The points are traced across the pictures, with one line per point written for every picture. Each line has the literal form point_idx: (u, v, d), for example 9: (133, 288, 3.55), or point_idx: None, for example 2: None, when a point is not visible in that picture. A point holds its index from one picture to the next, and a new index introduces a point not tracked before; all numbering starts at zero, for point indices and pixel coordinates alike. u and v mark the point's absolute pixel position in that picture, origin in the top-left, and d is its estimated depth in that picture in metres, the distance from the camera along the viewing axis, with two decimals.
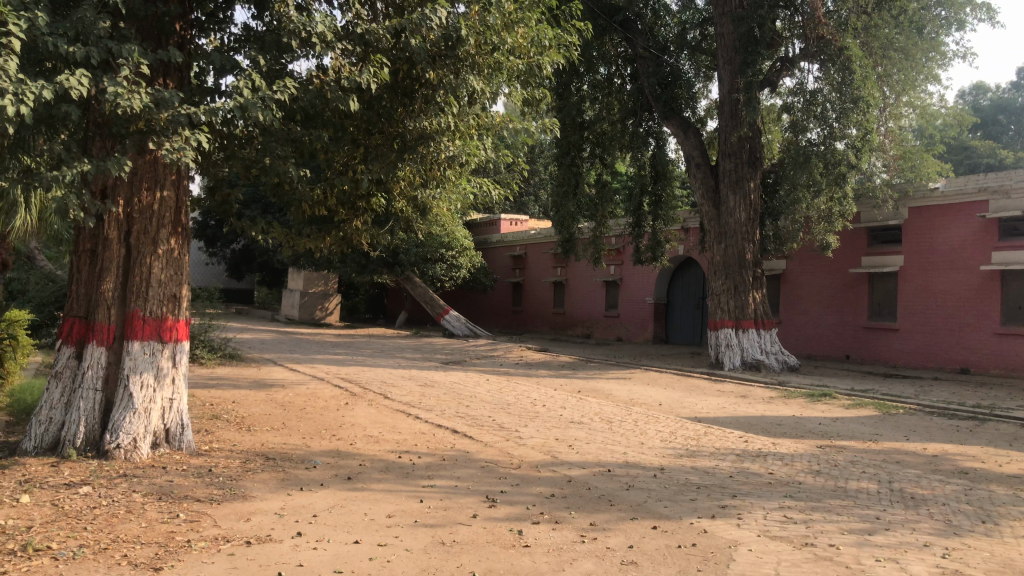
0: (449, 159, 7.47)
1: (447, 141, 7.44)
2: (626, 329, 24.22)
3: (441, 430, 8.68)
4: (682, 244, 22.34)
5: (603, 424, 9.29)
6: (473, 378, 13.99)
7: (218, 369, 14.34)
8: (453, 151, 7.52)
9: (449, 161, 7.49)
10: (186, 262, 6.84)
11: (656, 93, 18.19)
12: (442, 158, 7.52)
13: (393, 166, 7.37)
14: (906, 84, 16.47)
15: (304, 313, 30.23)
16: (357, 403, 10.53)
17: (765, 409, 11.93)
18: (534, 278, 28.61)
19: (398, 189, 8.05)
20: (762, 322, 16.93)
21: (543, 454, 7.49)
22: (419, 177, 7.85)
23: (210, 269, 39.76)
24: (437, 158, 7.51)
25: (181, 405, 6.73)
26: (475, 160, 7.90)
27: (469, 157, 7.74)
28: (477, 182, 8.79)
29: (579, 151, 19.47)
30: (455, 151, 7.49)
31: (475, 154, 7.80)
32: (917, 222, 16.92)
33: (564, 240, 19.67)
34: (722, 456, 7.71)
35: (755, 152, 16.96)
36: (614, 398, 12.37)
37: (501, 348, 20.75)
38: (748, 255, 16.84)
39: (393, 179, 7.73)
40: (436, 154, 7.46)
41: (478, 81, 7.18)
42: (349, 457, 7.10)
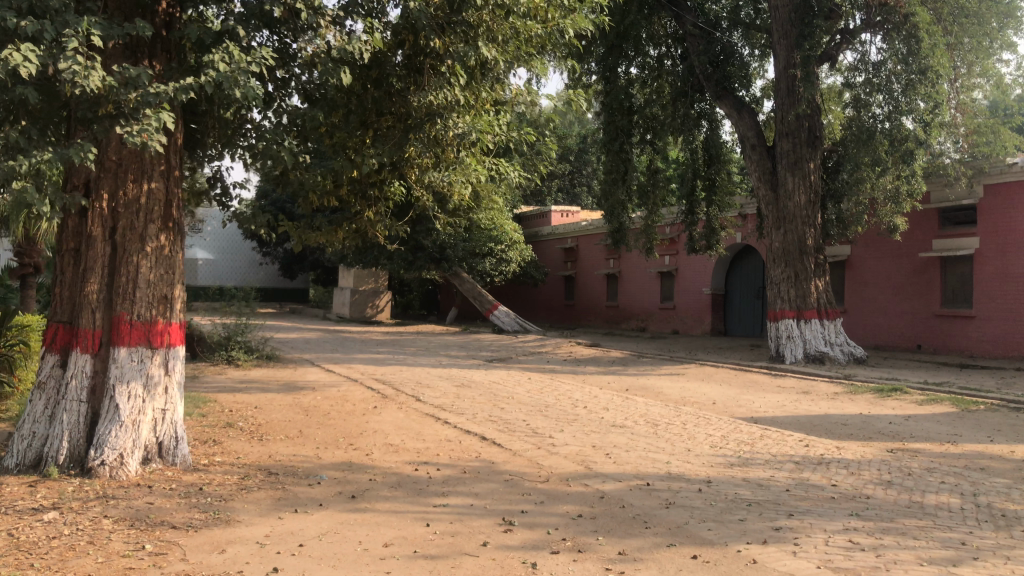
0: (457, 137, 6.76)
1: (457, 118, 6.83)
2: (682, 322, 23.26)
3: (469, 437, 8.00)
4: (739, 231, 21.29)
5: (647, 428, 8.51)
6: (515, 377, 13.30)
7: (254, 371, 13.93)
8: (462, 128, 6.83)
9: (457, 139, 6.77)
10: (180, 260, 6.26)
11: (708, 73, 17.24)
12: (450, 136, 6.83)
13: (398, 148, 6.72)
14: (979, 55, 15.15)
15: (354, 311, 29.90)
16: (386, 407, 9.92)
17: (828, 406, 10.95)
18: (587, 270, 27.79)
19: (413, 175, 7.43)
20: (825, 312, 15.90)
21: (576, 465, 6.75)
22: (432, 159, 7.21)
23: (265, 269, 39.86)
24: (444, 135, 6.84)
25: (176, 416, 6.20)
26: (490, 139, 7.26)
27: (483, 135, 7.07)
28: (502, 166, 8.09)
29: (628, 136, 18.55)
30: (465, 128, 6.80)
31: (489, 131, 7.17)
32: (992, 201, 15.68)
33: (613, 230, 18.81)
34: (779, 464, 6.86)
35: (814, 130, 15.97)
36: (663, 397, 11.54)
37: (549, 343, 20.03)
38: (810, 240, 15.79)
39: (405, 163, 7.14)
40: (442, 130, 6.78)
41: (490, 49, 6.57)
42: (360, 471, 6.48)
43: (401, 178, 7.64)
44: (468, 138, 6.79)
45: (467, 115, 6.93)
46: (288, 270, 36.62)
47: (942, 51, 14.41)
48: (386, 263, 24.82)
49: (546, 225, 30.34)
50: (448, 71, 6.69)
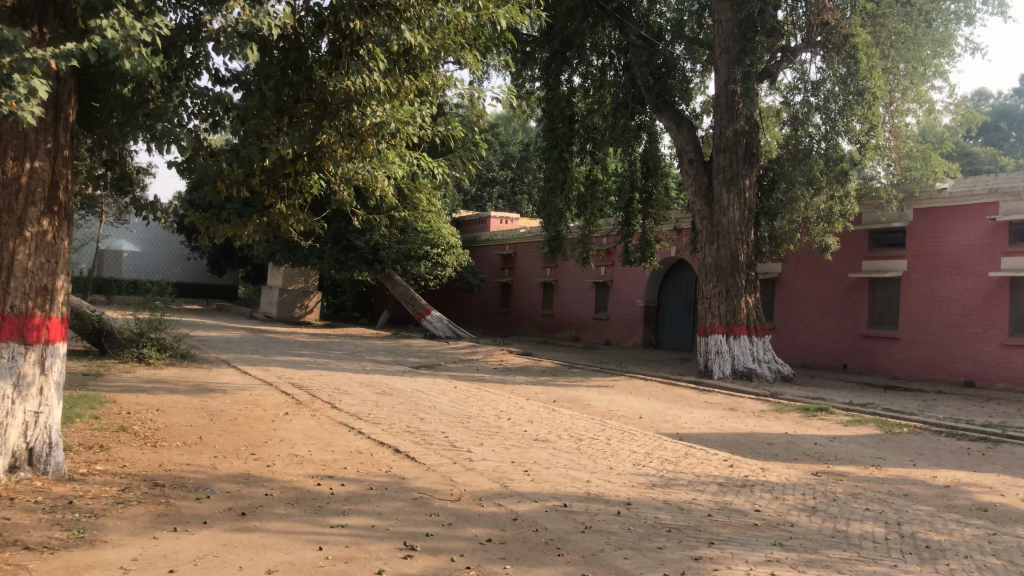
0: (376, 128, 6.58)
1: (376, 106, 6.64)
2: (615, 333, 23.10)
3: (381, 449, 7.56)
4: (674, 245, 21.23)
5: (570, 443, 8.19)
6: (440, 384, 12.87)
7: (165, 370, 13.22)
8: (381, 118, 6.63)
9: (375, 130, 6.59)
10: (63, 248, 5.71)
11: (649, 85, 17.09)
12: (368, 126, 6.63)
13: (312, 134, 6.32)
14: (914, 81, 15.31)
15: (282, 311, 29.06)
16: (299, 414, 9.40)
17: (755, 424, 10.79)
18: (523, 278, 27.50)
19: (331, 168, 7.05)
20: (755, 329, 15.85)
21: (491, 482, 6.36)
22: (348, 151, 6.85)
23: (193, 264, 38.51)
24: (362, 126, 6.63)
25: (51, 421, 5.65)
26: (410, 132, 6.99)
27: (403, 127, 6.83)
28: (423, 162, 7.84)
29: (567, 145, 18.28)
30: (383, 117, 6.61)
31: (409, 124, 6.92)
32: (922, 225, 15.86)
33: (549, 239, 18.52)
34: (702, 486, 6.58)
35: (751, 147, 15.91)
36: (590, 410, 11.24)
37: (480, 351, 19.65)
38: (742, 256, 15.71)
39: (320, 152, 6.75)
40: (361, 119, 6.56)
41: (414, 36, 6.40)
42: (257, 484, 6.00)
43: (320, 171, 7.26)
44: (387, 129, 6.61)
45: (387, 105, 6.73)
46: (216, 265, 35.46)
47: (879, 73, 14.47)
48: (316, 263, 24.12)
49: (484, 231, 29.97)
50: (367, 55, 6.44)
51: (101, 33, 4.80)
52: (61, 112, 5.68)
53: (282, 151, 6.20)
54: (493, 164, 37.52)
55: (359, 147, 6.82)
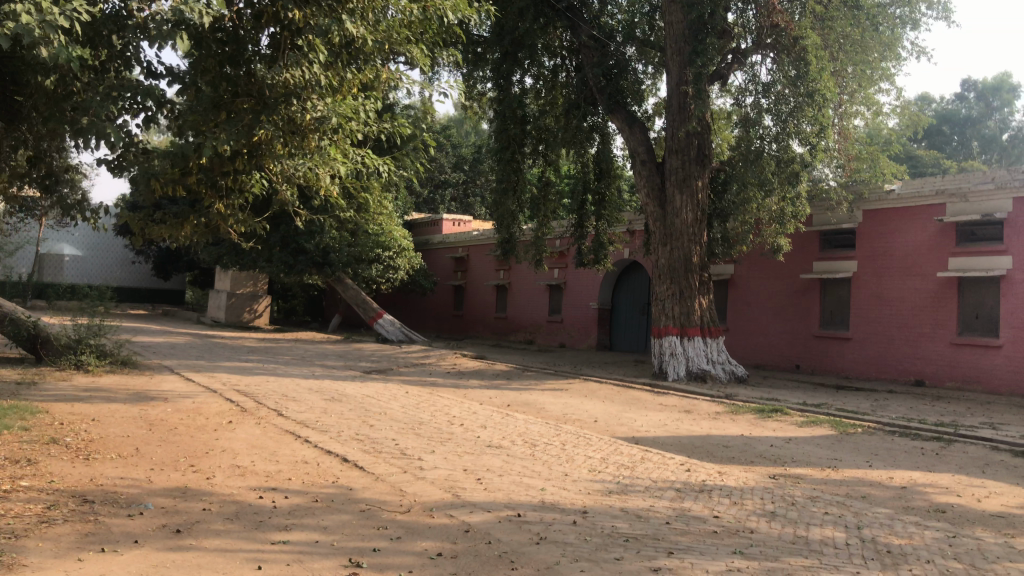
0: (316, 122, 6.46)
1: (316, 100, 6.54)
2: (569, 336, 23.00)
3: (329, 458, 7.27)
4: (627, 247, 21.19)
5: (524, 449, 7.98)
6: (391, 390, 12.58)
7: (104, 378, 12.71)
8: (321, 112, 6.52)
9: (316, 124, 6.47)
10: None
11: (600, 85, 16.98)
12: (308, 120, 6.50)
13: (249, 129, 6.15)
14: (862, 85, 15.45)
15: (231, 315, 28.43)
16: (243, 422, 9.05)
17: (710, 426, 10.71)
18: (476, 281, 27.28)
19: (272, 166, 6.83)
20: (708, 330, 15.83)
21: (442, 492, 6.12)
22: (288, 147, 6.67)
23: (137, 268, 37.51)
24: (302, 120, 6.49)
25: None
26: (352, 126, 6.88)
27: (345, 121, 6.72)
28: (366, 160, 7.72)
29: (520, 146, 18.10)
30: (324, 110, 6.50)
31: (350, 118, 6.81)
32: (870, 226, 16.02)
33: (502, 241, 18.31)
34: (659, 492, 6.43)
35: (703, 148, 15.87)
36: (545, 414, 11.05)
37: (433, 355, 19.37)
38: (695, 258, 15.71)
39: (260, 149, 6.53)
40: (301, 113, 6.43)
41: (356, 27, 6.39)
42: (195, 498, 5.68)
43: (260, 169, 7.04)
44: (328, 123, 6.50)
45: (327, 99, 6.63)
46: (162, 269, 34.58)
47: (828, 75, 14.57)
48: (265, 266, 23.62)
49: (436, 233, 29.67)
50: (307, 46, 6.37)
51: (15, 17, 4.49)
52: None
53: (218, 146, 6.01)
54: (445, 166, 37.26)
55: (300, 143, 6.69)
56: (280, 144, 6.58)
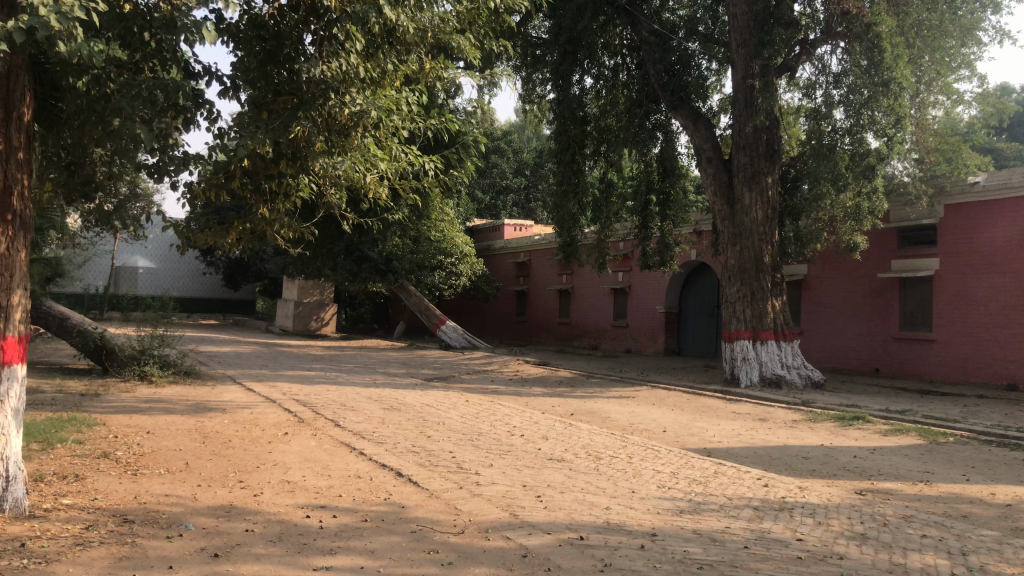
0: (354, 116, 6.24)
1: (353, 93, 6.38)
2: (636, 341, 22.42)
3: (383, 473, 6.95)
4: (694, 248, 20.49)
5: (589, 462, 7.52)
6: (452, 398, 12.25)
7: (166, 389, 12.66)
8: (359, 106, 6.31)
9: (355, 118, 6.26)
10: (19, 260, 5.17)
11: (662, 82, 16.41)
12: (346, 115, 6.30)
13: (285, 127, 6.03)
14: (940, 72, 14.49)
15: (297, 324, 28.60)
16: (298, 434, 8.80)
17: (788, 436, 10.08)
18: (539, 286, 26.87)
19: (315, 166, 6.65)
20: (782, 333, 15.12)
21: (499, 511, 5.72)
22: (328, 145, 6.48)
23: (207, 280, 38.10)
24: (339, 114, 6.29)
25: (9, 452, 5.07)
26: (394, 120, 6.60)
27: (385, 115, 6.49)
28: (412, 157, 7.46)
29: (580, 147, 17.65)
30: (362, 104, 6.29)
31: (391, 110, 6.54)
32: (952, 221, 15.12)
33: (564, 244, 17.85)
34: (735, 512, 5.92)
35: (773, 143, 15.20)
36: (610, 423, 10.57)
37: (496, 361, 19.02)
38: (766, 258, 15.03)
39: (300, 148, 6.37)
40: (338, 108, 6.24)
41: (393, 13, 6.10)
42: (238, 518, 5.38)
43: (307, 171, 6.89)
44: (366, 117, 6.28)
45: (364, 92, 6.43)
46: (230, 280, 35.06)
47: (905, 63, 13.79)
48: (330, 275, 23.48)
49: (498, 239, 29.37)
50: (343, 35, 6.16)
51: (31, 12, 4.34)
52: (13, 109, 5.15)
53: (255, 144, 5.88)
54: (507, 171, 37.03)
55: (341, 138, 6.49)
56: (319, 141, 6.37)
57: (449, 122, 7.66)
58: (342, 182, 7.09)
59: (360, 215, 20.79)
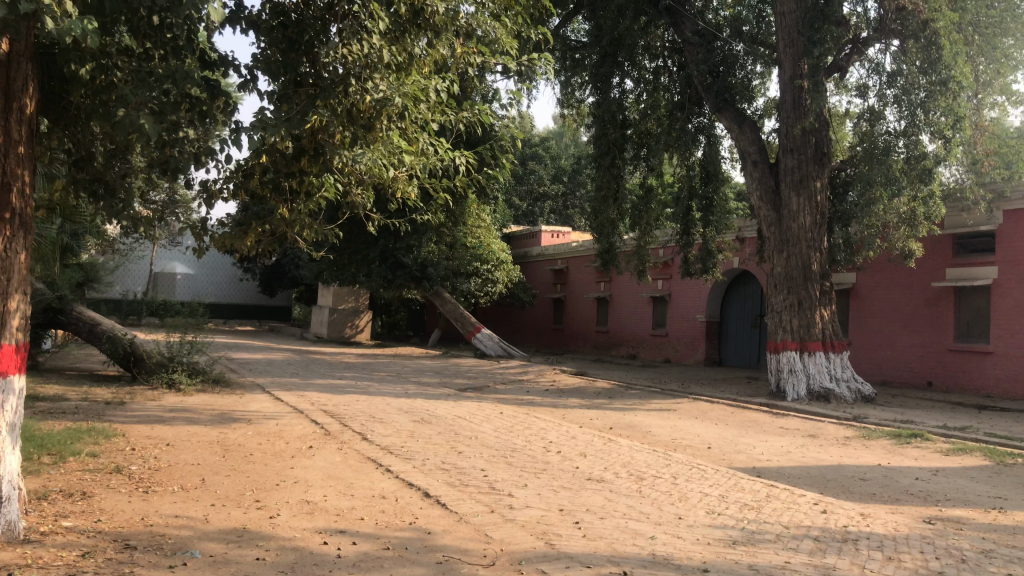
0: (377, 104, 5.88)
1: (377, 80, 6.07)
2: (675, 350, 21.79)
3: (409, 493, 6.49)
4: (737, 256, 19.82)
5: (631, 484, 6.99)
6: (485, 410, 11.80)
7: (194, 397, 12.36)
8: (383, 94, 5.94)
9: (378, 106, 5.89)
10: (19, 262, 4.79)
11: (706, 84, 15.77)
12: (368, 103, 5.96)
13: (303, 116, 5.67)
14: (1000, 71, 13.73)
15: (332, 331, 28.36)
16: (324, 447, 8.38)
17: (842, 455, 9.45)
18: (576, 293, 26.35)
19: (337, 159, 6.26)
20: (831, 344, 14.44)
21: (533, 540, 5.22)
22: (350, 134, 6.10)
23: (245, 286, 38.17)
24: (361, 103, 5.97)
25: (4, 471, 4.71)
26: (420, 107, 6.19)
27: (410, 104, 6.11)
28: (441, 153, 7.08)
29: (620, 151, 17.12)
30: (386, 91, 5.93)
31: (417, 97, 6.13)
32: (1012, 227, 14.33)
33: (602, 251, 17.34)
34: (794, 543, 5.37)
35: (822, 146, 14.55)
36: (652, 439, 10.02)
37: (532, 371, 18.53)
38: (815, 265, 14.38)
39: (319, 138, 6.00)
40: (360, 96, 5.92)
41: None
42: (250, 544, 4.95)
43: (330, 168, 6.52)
44: (391, 105, 5.90)
45: (389, 80, 6.08)
46: (267, 286, 35.01)
47: (964, 60, 13.05)
48: (365, 281, 23.19)
49: (535, 245, 28.91)
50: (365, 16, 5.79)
51: None
52: (13, 100, 4.78)
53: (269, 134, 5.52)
54: (544, 178, 36.64)
55: (364, 129, 6.13)
56: (341, 133, 6.08)
57: (482, 116, 7.25)
58: (366, 180, 6.74)
59: (389, 214, 20.59)
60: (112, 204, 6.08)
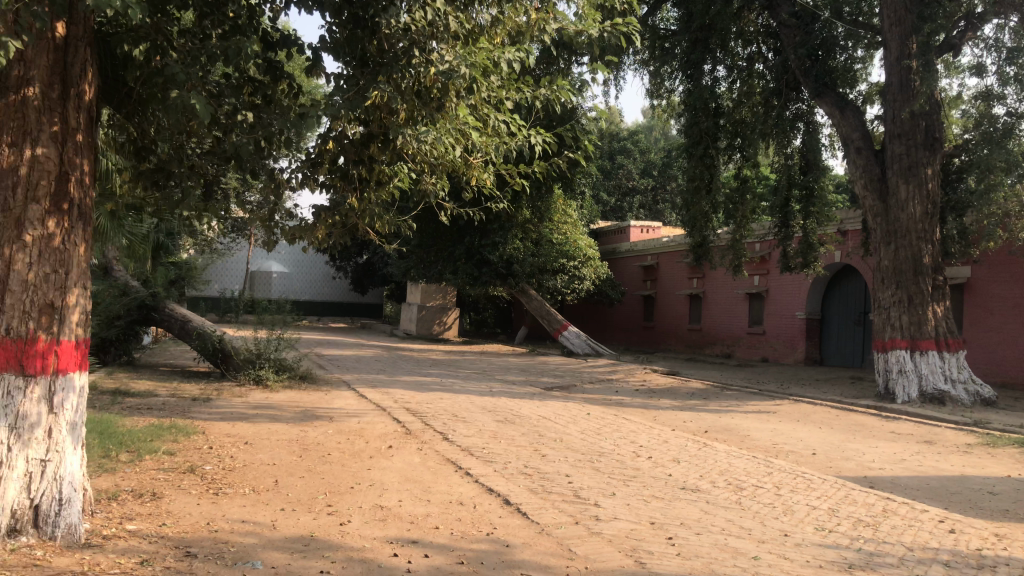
0: (442, 76, 5.45)
1: (444, 50, 5.68)
2: (773, 349, 20.86)
3: (488, 500, 6.09)
4: (840, 249, 18.68)
5: (731, 494, 6.41)
6: (572, 409, 11.34)
7: (277, 394, 12.29)
8: (450, 65, 5.48)
9: (443, 78, 5.46)
10: (76, 257, 4.59)
11: (804, 68, 14.90)
12: (435, 75, 5.56)
13: (361, 91, 5.35)
14: None
15: (421, 328, 28.31)
16: (404, 448, 8.07)
17: (964, 464, 8.62)
18: (668, 290, 25.56)
19: (402, 140, 5.93)
20: (945, 343, 13.38)
21: (621, 558, 4.74)
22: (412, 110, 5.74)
23: (336, 284, 38.63)
24: (428, 78, 5.64)
25: (64, 472, 4.47)
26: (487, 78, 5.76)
27: (477, 75, 5.68)
28: (518, 134, 6.65)
29: (714, 141, 16.33)
30: (452, 62, 5.47)
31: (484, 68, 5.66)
32: None
33: (695, 245, 16.59)
34: (921, 569, 4.74)
35: (933, 131, 13.51)
36: (750, 444, 9.38)
37: (622, 369, 17.95)
38: (927, 258, 13.36)
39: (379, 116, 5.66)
40: (425, 68, 5.57)
41: None
42: (316, 555, 4.62)
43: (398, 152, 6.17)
44: (457, 77, 5.47)
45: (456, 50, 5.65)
46: (358, 284, 35.31)
47: None
48: (451, 279, 22.98)
49: (624, 241, 28.25)
50: None
51: None
52: (71, 86, 4.61)
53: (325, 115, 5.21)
54: (633, 172, 35.85)
55: (431, 107, 5.77)
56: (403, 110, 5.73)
57: (559, 91, 6.82)
58: (435, 165, 6.49)
59: (464, 205, 21.58)
60: (167, 192, 5.93)
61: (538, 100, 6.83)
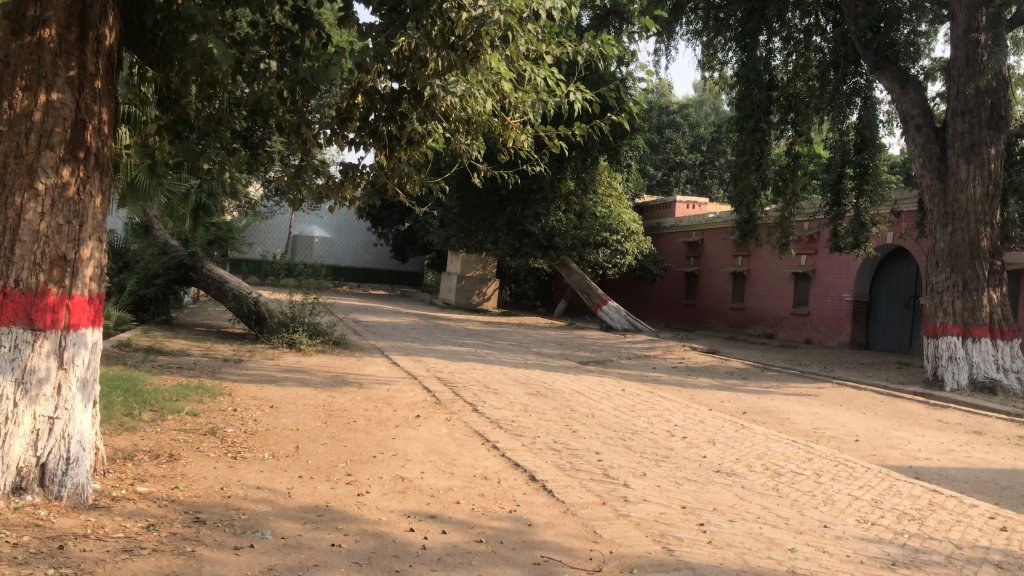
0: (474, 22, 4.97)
1: None
2: (817, 331, 20.34)
3: (513, 475, 5.87)
4: (892, 230, 18.03)
5: (768, 480, 6.12)
6: (607, 385, 11.08)
7: (311, 358, 12.21)
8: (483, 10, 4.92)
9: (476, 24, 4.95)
10: (91, 208, 4.41)
11: (865, 40, 14.22)
12: (468, 20, 5.10)
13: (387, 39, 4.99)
14: None
15: (460, 298, 28.17)
16: (431, 418, 7.88)
17: (1017, 457, 8.19)
18: (711, 267, 25.06)
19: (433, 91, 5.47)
20: (1000, 330, 12.82)
21: (648, 543, 4.48)
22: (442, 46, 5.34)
23: (378, 251, 38.65)
24: (459, 22, 5.18)
25: (72, 430, 4.35)
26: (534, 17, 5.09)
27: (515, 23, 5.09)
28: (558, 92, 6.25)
29: (766, 114, 15.80)
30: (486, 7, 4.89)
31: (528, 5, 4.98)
32: None
33: (741, 221, 16.12)
34: (970, 569, 4.40)
35: (999, 108, 12.84)
36: (790, 428, 9.04)
37: (660, 346, 17.62)
38: (984, 242, 12.77)
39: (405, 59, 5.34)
40: (457, 13, 5.08)
41: None
42: (329, 527, 4.43)
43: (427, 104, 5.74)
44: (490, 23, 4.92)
45: None
46: (399, 251, 35.25)
47: None
48: (491, 249, 22.75)
49: (669, 216, 27.74)
50: None
51: None
52: (89, 29, 4.41)
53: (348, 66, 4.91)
54: (681, 147, 35.10)
55: (467, 61, 5.48)
56: (432, 56, 5.45)
57: (602, 46, 6.44)
58: (472, 123, 6.32)
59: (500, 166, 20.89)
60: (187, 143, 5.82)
61: (581, 55, 6.48)
